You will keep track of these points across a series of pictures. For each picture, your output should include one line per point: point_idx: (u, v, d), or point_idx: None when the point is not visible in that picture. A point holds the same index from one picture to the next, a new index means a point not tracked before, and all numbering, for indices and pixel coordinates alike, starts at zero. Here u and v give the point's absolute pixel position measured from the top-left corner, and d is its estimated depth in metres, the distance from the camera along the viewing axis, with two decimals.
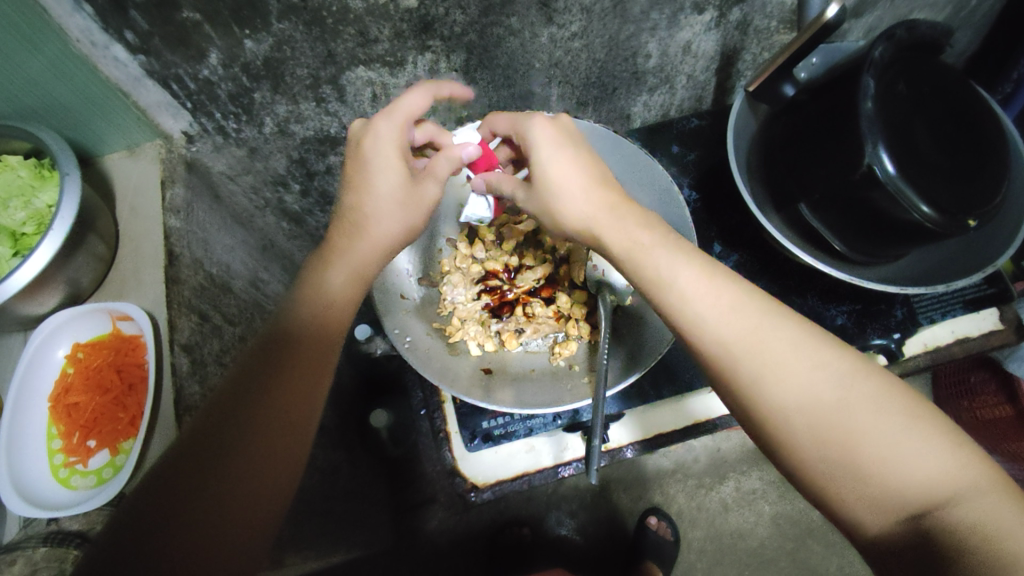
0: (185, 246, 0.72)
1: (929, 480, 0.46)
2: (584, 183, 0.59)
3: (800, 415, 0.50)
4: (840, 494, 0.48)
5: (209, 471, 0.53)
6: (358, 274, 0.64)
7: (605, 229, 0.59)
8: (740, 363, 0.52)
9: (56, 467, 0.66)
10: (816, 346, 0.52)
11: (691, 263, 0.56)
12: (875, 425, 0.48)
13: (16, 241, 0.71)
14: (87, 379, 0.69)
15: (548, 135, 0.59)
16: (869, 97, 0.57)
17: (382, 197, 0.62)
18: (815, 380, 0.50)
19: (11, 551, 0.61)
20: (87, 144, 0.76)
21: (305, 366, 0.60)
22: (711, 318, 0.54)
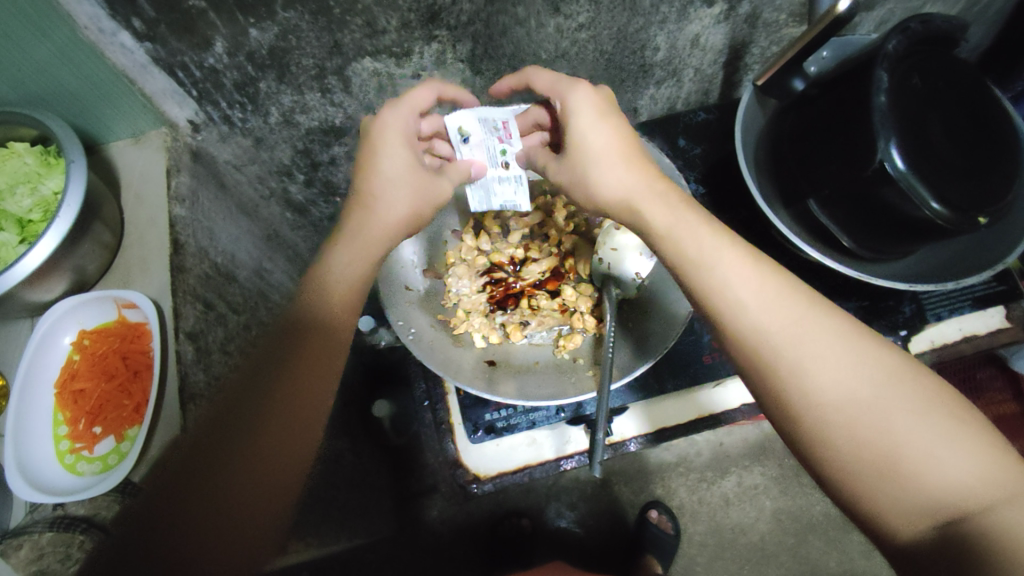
0: (190, 235, 0.72)
1: (953, 483, 0.45)
2: (621, 156, 0.62)
3: (834, 411, 0.49)
4: (862, 498, 0.48)
5: (210, 471, 0.53)
6: (369, 247, 0.65)
7: (646, 203, 0.61)
8: (781, 356, 0.52)
9: (62, 454, 0.66)
10: (857, 342, 0.51)
11: (733, 250, 0.56)
12: (900, 425, 0.47)
13: (22, 228, 0.70)
14: (92, 366, 0.69)
15: (589, 102, 0.63)
16: (883, 90, 0.56)
17: (392, 175, 0.65)
18: (852, 374, 0.50)
19: (18, 534, 0.62)
20: (92, 131, 0.76)
21: (324, 356, 0.60)
22: (754, 304, 0.54)
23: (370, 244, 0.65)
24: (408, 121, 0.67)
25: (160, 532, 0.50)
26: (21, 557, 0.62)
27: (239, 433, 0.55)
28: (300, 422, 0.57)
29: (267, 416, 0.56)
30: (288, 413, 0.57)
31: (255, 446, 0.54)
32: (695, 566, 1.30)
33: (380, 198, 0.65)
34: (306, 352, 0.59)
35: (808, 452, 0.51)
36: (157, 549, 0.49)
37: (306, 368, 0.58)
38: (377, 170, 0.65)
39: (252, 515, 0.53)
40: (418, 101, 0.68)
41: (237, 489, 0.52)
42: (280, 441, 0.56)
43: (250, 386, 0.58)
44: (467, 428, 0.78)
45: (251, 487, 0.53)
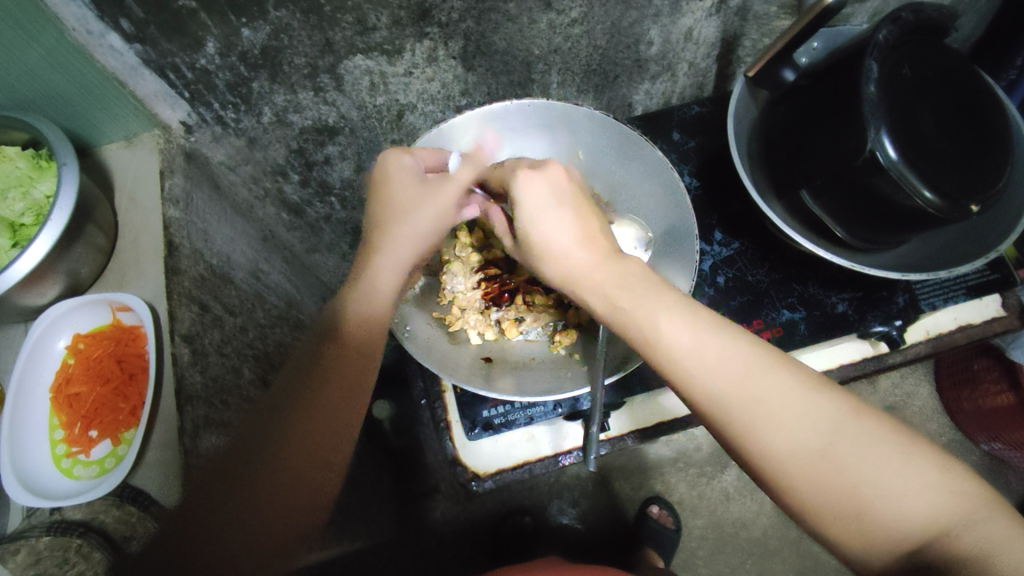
0: (185, 236, 0.71)
1: (917, 512, 0.46)
2: (571, 243, 0.58)
3: (789, 460, 0.49)
4: (830, 534, 0.48)
5: (236, 489, 0.53)
6: (393, 277, 0.65)
7: (587, 289, 0.58)
8: (731, 414, 0.51)
9: (59, 458, 0.66)
10: (803, 391, 0.51)
11: (674, 311, 0.55)
12: (855, 463, 0.48)
13: (15, 232, 0.71)
14: (88, 369, 0.69)
15: (534, 195, 0.58)
16: (872, 81, 0.56)
17: (414, 214, 0.65)
18: (803, 426, 0.49)
19: (15, 540, 0.62)
20: (83, 132, 0.76)
21: (310, 391, 0.58)
22: (701, 371, 0.53)
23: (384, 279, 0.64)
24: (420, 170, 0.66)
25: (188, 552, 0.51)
26: (18, 562, 0.61)
27: (268, 452, 0.55)
28: (312, 438, 0.56)
29: (288, 437, 0.56)
30: (308, 432, 0.56)
31: (276, 466, 0.55)
32: (695, 561, 1.30)
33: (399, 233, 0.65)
34: (302, 375, 0.59)
35: (776, 495, 0.51)
36: (181, 571, 0.50)
37: (313, 403, 0.58)
38: (395, 213, 0.65)
39: (278, 530, 0.54)
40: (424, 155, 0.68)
41: (263, 503, 0.53)
42: (300, 461, 0.55)
43: (267, 408, 0.58)
44: (464, 425, 0.78)
45: (279, 501, 0.54)
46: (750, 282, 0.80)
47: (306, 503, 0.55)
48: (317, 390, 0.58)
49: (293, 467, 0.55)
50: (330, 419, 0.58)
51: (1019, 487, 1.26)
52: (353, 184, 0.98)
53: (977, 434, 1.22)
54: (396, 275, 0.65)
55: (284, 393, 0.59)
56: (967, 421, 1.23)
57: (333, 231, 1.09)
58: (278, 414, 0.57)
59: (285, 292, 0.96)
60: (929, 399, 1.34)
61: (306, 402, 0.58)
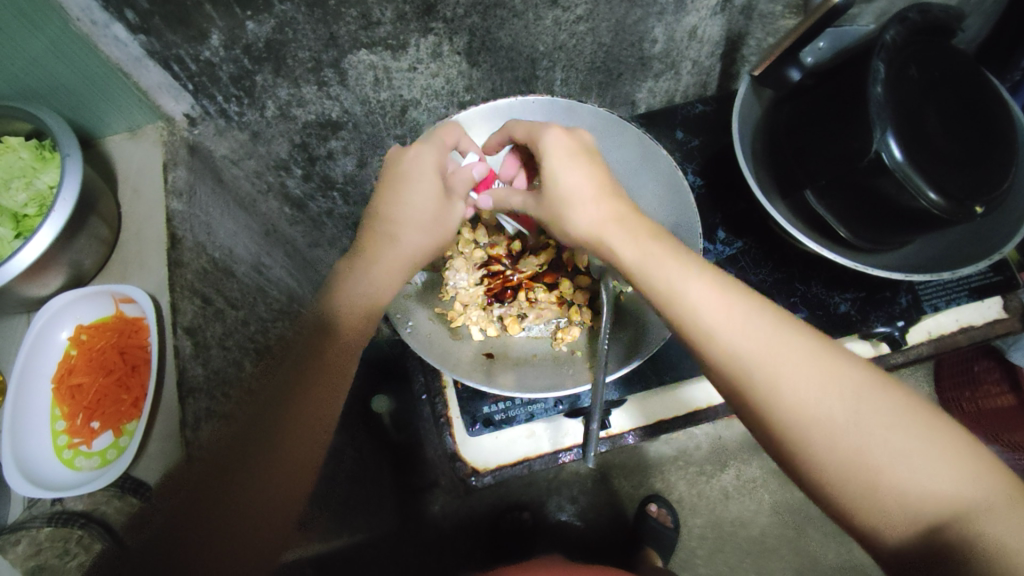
0: (187, 229, 0.72)
1: (939, 490, 0.46)
2: (595, 191, 0.62)
3: (813, 427, 0.49)
4: (846, 508, 0.48)
5: (226, 489, 0.52)
6: (393, 270, 0.67)
7: (614, 238, 0.60)
8: (757, 376, 0.51)
9: (61, 449, 0.66)
10: (830, 358, 0.51)
11: (698, 272, 0.56)
12: (879, 435, 0.48)
13: (17, 223, 0.71)
14: (90, 360, 0.69)
15: (562, 142, 0.63)
16: (879, 81, 0.56)
17: (414, 211, 0.67)
18: (826, 393, 0.49)
19: (15, 530, 0.62)
20: (87, 126, 0.76)
21: (314, 380, 0.59)
22: (726, 328, 0.53)
23: (386, 274, 0.66)
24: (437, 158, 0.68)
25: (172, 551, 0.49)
26: (18, 553, 0.61)
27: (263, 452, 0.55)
28: (302, 438, 0.57)
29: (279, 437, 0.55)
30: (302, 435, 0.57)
31: (268, 466, 0.54)
32: (694, 559, 1.30)
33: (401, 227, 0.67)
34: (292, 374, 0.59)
35: (794, 465, 0.50)
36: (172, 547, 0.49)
37: (311, 393, 0.58)
38: (399, 205, 0.66)
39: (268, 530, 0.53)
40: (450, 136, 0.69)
41: (251, 501, 0.52)
42: (291, 461, 0.55)
43: (274, 393, 0.59)
44: (464, 421, 0.79)
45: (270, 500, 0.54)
46: (753, 281, 0.80)
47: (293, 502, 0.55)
48: (316, 382, 0.59)
49: (285, 467, 0.55)
50: (321, 406, 0.59)
51: None
52: (356, 179, 0.98)
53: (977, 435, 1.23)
54: (394, 272, 0.67)
55: (293, 373, 0.59)
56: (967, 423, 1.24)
57: (335, 226, 1.09)
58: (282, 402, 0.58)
59: (286, 286, 0.96)
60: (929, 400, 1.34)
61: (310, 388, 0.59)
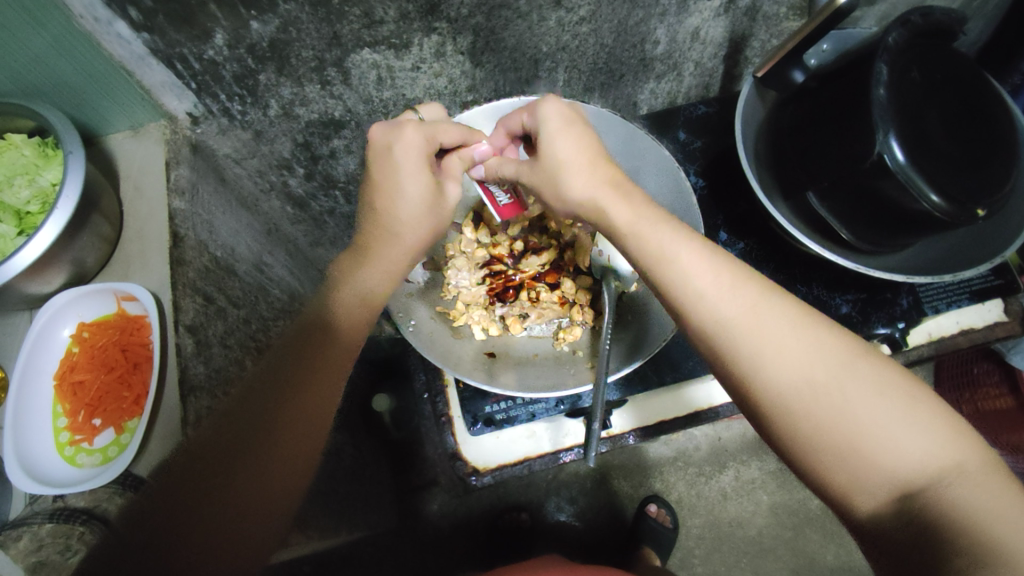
0: (189, 228, 0.72)
1: (915, 462, 0.46)
2: (589, 159, 0.60)
3: (791, 395, 0.50)
4: (823, 476, 0.49)
5: (223, 472, 0.52)
6: (392, 265, 0.66)
7: (609, 203, 0.59)
8: (741, 344, 0.52)
9: (62, 446, 0.67)
10: (813, 327, 0.52)
11: (690, 241, 0.56)
12: (862, 405, 0.48)
13: (20, 220, 0.70)
14: (92, 358, 0.69)
15: (560, 111, 0.60)
16: (882, 83, 0.56)
17: (409, 204, 0.63)
18: (809, 358, 0.50)
19: (17, 526, 0.62)
20: (90, 124, 0.76)
21: (314, 365, 0.59)
22: (712, 291, 0.54)
23: (386, 267, 0.66)
24: (428, 142, 0.61)
25: (161, 530, 0.49)
26: (20, 548, 0.61)
27: (267, 442, 0.55)
28: (302, 428, 0.57)
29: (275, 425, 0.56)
30: (300, 423, 0.57)
31: (263, 456, 0.55)
32: (693, 560, 1.31)
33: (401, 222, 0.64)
34: (287, 360, 0.59)
35: (776, 433, 0.51)
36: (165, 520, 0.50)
37: (310, 383, 0.58)
38: (396, 199, 0.63)
39: (261, 520, 0.54)
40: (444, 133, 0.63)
41: (240, 490, 0.53)
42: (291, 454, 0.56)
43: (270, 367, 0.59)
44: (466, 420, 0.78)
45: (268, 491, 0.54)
46: None
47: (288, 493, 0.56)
48: (313, 371, 0.59)
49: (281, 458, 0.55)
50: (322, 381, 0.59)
51: None
52: (358, 178, 0.98)
53: None
54: (396, 268, 0.67)
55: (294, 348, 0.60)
56: None
57: (336, 225, 1.09)
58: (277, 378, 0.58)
59: (287, 284, 0.96)
60: None
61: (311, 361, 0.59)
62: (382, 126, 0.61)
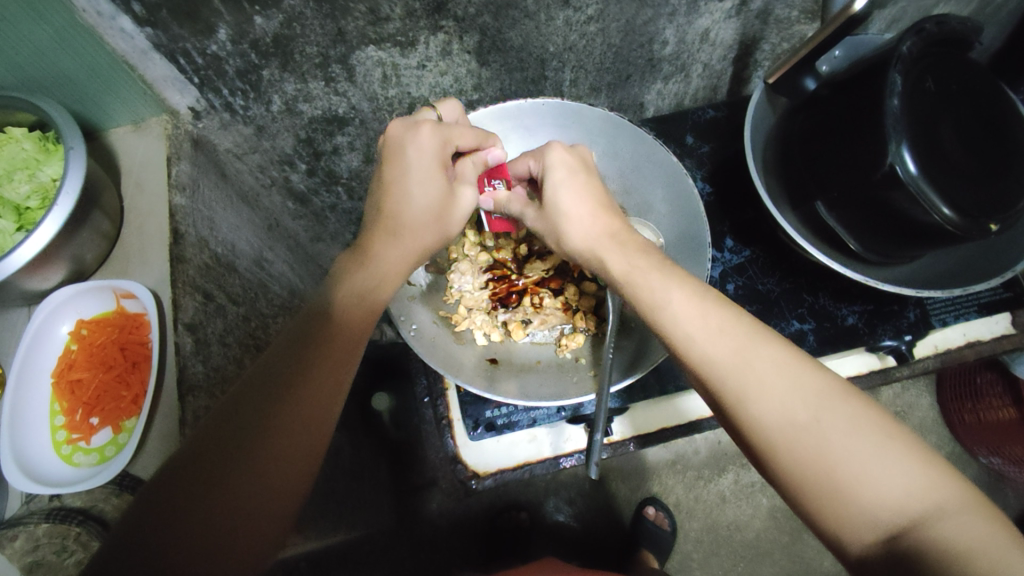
0: (190, 225, 0.71)
1: (897, 497, 0.45)
2: (591, 207, 0.63)
3: (774, 432, 0.49)
4: (812, 507, 0.47)
5: (212, 473, 0.50)
6: (392, 270, 0.64)
7: (607, 252, 0.61)
8: (727, 385, 0.51)
9: (59, 444, 0.66)
10: (796, 366, 0.51)
11: (683, 286, 0.56)
12: (839, 440, 0.47)
13: (20, 216, 0.69)
14: (91, 356, 0.69)
15: (563, 160, 0.64)
16: (896, 93, 0.55)
17: (419, 206, 0.64)
18: (792, 399, 0.49)
19: (13, 526, 0.62)
20: (90, 117, 0.75)
21: (297, 369, 0.56)
22: (702, 337, 0.53)
23: (388, 271, 0.64)
24: (442, 145, 0.65)
25: (150, 538, 0.47)
26: (15, 548, 0.60)
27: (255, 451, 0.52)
28: (289, 440, 0.54)
29: (268, 429, 0.53)
30: (291, 431, 0.54)
31: (252, 463, 0.52)
32: (690, 563, 1.31)
33: (406, 223, 0.64)
34: (292, 362, 0.57)
35: (764, 467, 0.50)
36: (158, 520, 0.48)
37: (304, 392, 0.56)
38: (402, 199, 0.64)
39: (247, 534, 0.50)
40: (459, 137, 0.67)
41: (230, 492, 0.50)
42: (279, 459, 0.53)
43: (258, 375, 0.56)
44: (467, 424, 0.78)
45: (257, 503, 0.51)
46: (759, 291, 0.80)
47: (282, 507, 0.53)
48: (304, 379, 0.56)
49: (269, 470, 0.52)
50: (327, 381, 0.57)
51: (1017, 500, 1.26)
52: (361, 175, 0.97)
53: (977, 447, 1.22)
54: (404, 265, 0.65)
55: (292, 350, 0.58)
56: (967, 433, 1.23)
57: (337, 221, 1.08)
58: (264, 388, 0.55)
59: (288, 282, 0.96)
60: (931, 409, 1.34)
61: (306, 362, 0.57)
62: (400, 124, 0.65)
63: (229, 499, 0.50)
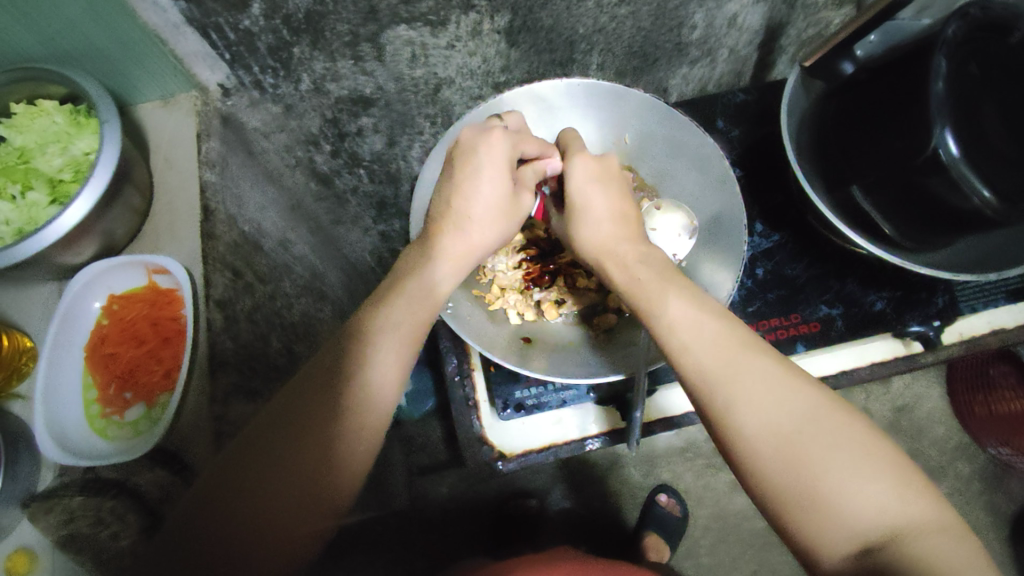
0: (220, 202, 0.72)
1: (872, 514, 0.46)
2: (610, 215, 0.62)
3: (762, 441, 0.49)
4: (791, 522, 0.47)
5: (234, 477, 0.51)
6: (462, 261, 0.64)
7: (610, 259, 0.61)
8: (729, 395, 0.51)
9: (93, 418, 0.68)
10: (785, 379, 0.51)
11: (679, 290, 0.56)
12: (823, 456, 0.48)
13: (53, 188, 0.70)
14: (123, 331, 0.71)
15: (587, 169, 0.64)
16: (941, 76, 0.55)
17: (484, 204, 0.64)
18: (779, 412, 0.49)
19: (50, 497, 0.65)
20: (123, 92, 0.77)
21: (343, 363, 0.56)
22: (695, 342, 0.53)
23: (449, 266, 0.63)
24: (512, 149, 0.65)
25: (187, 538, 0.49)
26: (51, 519, 0.63)
27: (267, 457, 0.52)
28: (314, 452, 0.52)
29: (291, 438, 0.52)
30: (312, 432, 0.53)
31: (276, 468, 0.51)
32: (697, 549, 1.32)
33: (472, 220, 0.64)
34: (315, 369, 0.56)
35: (745, 479, 0.50)
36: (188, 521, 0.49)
37: (345, 389, 0.55)
38: (468, 195, 0.64)
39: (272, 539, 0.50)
40: (526, 144, 0.67)
41: (252, 497, 0.50)
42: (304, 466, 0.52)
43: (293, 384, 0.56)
44: (496, 405, 0.79)
45: (281, 503, 0.50)
46: (788, 276, 0.80)
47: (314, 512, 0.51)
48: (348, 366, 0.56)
49: (285, 476, 0.51)
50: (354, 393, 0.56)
51: None
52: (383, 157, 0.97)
53: (985, 439, 1.23)
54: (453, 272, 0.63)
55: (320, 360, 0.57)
56: (975, 425, 1.24)
57: None
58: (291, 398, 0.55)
59: None
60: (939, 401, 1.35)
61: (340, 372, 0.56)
62: (472, 129, 0.65)
63: (251, 499, 0.50)
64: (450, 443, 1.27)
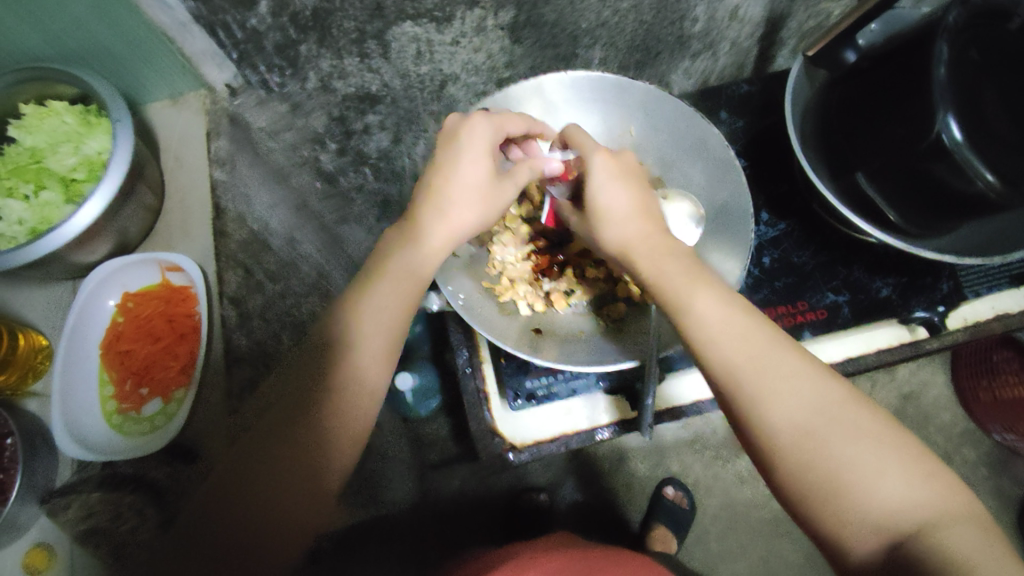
0: (231, 199, 0.91)
1: (895, 504, 0.46)
2: (631, 211, 0.63)
3: (787, 433, 0.50)
4: (815, 513, 0.48)
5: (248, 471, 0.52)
6: (444, 242, 0.62)
7: (639, 252, 0.61)
8: (753, 387, 0.52)
9: (111, 413, 0.79)
10: (807, 373, 0.52)
11: (707, 288, 0.57)
12: (844, 448, 0.49)
13: (67, 188, 0.80)
14: (136, 331, 0.81)
15: (606, 165, 0.64)
16: (943, 63, 0.56)
17: (466, 184, 0.63)
18: (803, 405, 0.51)
19: (68, 494, 0.80)
20: (131, 87, 0.85)
21: (355, 354, 0.57)
22: (721, 334, 0.54)
23: (434, 247, 0.62)
24: (496, 131, 0.65)
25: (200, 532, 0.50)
26: (69, 513, 0.79)
27: (269, 452, 0.52)
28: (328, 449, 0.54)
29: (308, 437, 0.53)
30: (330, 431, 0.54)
31: (291, 465, 0.52)
32: (708, 537, 1.32)
33: (452, 200, 0.63)
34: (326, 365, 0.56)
35: (770, 471, 0.51)
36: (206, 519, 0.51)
37: (348, 384, 0.56)
38: (452, 174, 0.63)
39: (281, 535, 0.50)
40: (509, 126, 0.67)
41: (263, 492, 0.51)
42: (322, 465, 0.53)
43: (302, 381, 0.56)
44: (507, 396, 0.80)
45: (295, 497, 0.51)
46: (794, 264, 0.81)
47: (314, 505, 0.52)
48: (363, 363, 0.57)
49: (301, 474, 0.52)
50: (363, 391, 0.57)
51: None
52: None
53: (991, 425, 1.24)
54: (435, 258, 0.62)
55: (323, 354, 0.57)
56: (981, 411, 1.25)
57: None
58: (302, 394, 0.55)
59: None
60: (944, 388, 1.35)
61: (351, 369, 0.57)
62: (457, 117, 0.66)
63: (265, 495, 0.50)
64: (458, 438, 1.29)
